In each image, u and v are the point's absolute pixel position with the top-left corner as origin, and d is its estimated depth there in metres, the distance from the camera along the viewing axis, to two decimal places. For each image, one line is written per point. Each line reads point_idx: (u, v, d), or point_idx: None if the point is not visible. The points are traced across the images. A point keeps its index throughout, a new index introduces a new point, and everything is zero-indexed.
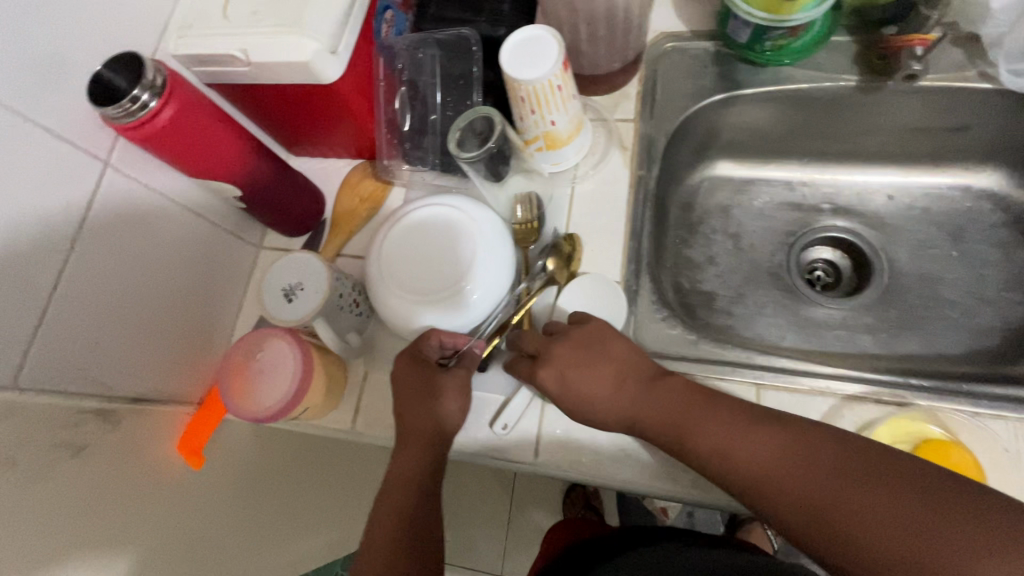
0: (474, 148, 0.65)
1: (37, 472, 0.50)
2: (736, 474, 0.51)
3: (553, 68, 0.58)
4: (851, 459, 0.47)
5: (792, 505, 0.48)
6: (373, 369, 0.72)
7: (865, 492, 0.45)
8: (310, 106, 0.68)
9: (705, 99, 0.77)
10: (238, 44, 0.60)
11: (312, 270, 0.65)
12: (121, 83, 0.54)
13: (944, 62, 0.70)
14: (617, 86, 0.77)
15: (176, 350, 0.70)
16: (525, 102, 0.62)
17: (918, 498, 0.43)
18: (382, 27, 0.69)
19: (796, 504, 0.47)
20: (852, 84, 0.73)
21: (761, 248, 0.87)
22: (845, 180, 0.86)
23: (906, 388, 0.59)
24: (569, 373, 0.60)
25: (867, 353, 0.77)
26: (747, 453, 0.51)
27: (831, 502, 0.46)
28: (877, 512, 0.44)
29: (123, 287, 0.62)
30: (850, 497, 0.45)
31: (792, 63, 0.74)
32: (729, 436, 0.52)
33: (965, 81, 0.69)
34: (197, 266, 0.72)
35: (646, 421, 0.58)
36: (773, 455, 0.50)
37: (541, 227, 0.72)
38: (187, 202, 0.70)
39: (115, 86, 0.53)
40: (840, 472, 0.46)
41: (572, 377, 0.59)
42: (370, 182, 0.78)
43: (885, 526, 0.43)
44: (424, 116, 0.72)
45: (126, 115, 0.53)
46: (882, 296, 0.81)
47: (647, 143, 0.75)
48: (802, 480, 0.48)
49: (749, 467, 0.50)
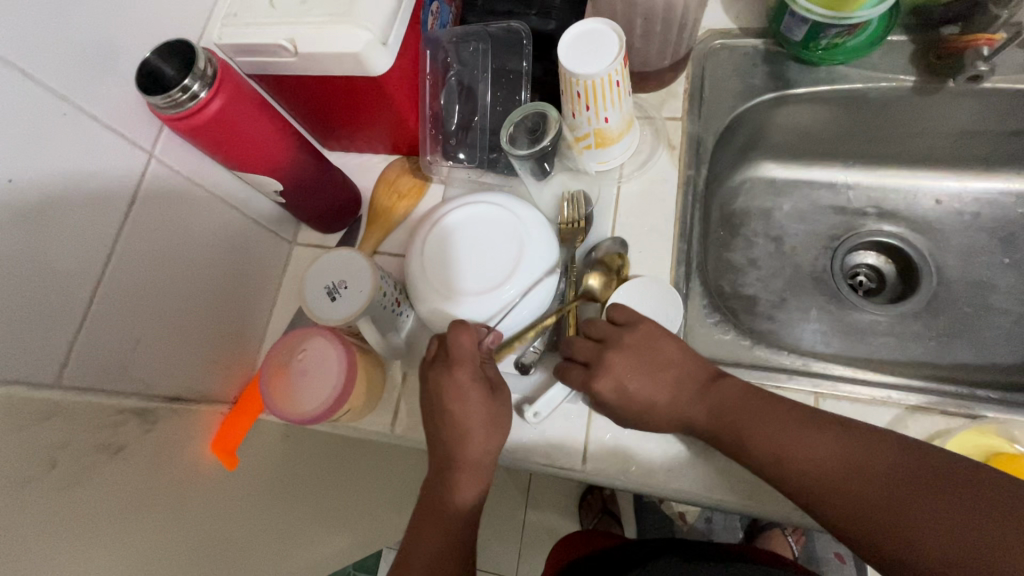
0: (526, 145, 0.64)
1: (78, 473, 0.49)
2: (790, 474, 0.52)
3: (613, 63, 0.56)
4: (917, 469, 0.47)
5: (848, 511, 0.48)
6: (412, 372, 0.70)
7: (929, 501, 0.45)
8: (355, 100, 0.66)
9: (755, 98, 0.75)
10: (286, 34, 0.58)
11: (356, 269, 0.63)
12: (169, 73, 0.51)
13: (1006, 63, 0.68)
14: (664, 84, 0.75)
15: (212, 348, 0.68)
16: (580, 98, 0.59)
17: (984, 509, 0.43)
18: (430, 20, 0.67)
19: (857, 511, 0.48)
20: (908, 85, 0.71)
21: (804, 252, 0.85)
22: (892, 183, 0.84)
23: (971, 399, 0.58)
24: (629, 381, 0.59)
25: (916, 361, 0.75)
26: (808, 459, 0.51)
27: (894, 511, 0.46)
28: (945, 521, 0.44)
29: (163, 283, 0.60)
30: (915, 507, 0.46)
31: (845, 62, 0.73)
32: (789, 441, 0.53)
33: None
34: (234, 262, 0.70)
35: (701, 424, 0.58)
36: (835, 462, 0.50)
37: (587, 227, 0.70)
38: (225, 195, 0.68)
39: (163, 76, 0.51)
40: (898, 479, 0.47)
41: (627, 379, 0.59)
42: (409, 179, 0.75)
43: (951, 535, 0.43)
44: (471, 112, 0.72)
45: (174, 106, 0.51)
46: (930, 303, 0.79)
47: (695, 143, 0.73)
48: (864, 486, 0.48)
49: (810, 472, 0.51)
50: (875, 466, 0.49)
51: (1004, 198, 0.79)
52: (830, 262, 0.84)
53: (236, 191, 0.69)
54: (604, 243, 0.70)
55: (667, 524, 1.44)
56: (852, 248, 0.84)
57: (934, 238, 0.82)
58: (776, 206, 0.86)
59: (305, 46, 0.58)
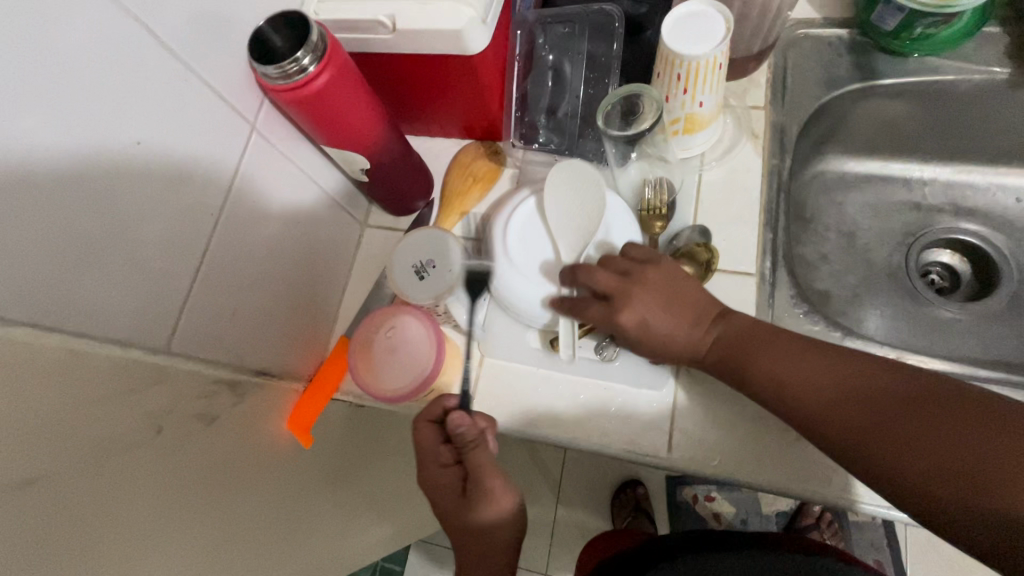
0: (620, 127, 0.64)
1: (181, 441, 0.49)
2: (794, 403, 0.52)
3: (720, 44, 0.56)
4: (912, 392, 0.47)
5: (844, 436, 0.49)
6: (487, 355, 0.69)
7: (922, 424, 0.45)
8: (443, 81, 0.66)
9: (839, 89, 0.75)
10: (386, 10, 0.58)
11: (445, 249, 0.63)
12: (278, 42, 0.53)
13: None
14: (747, 73, 0.74)
15: (291, 324, 0.68)
16: (680, 80, 0.59)
17: (979, 432, 0.43)
18: (519, 1, 0.68)
19: (847, 431, 0.48)
20: (1002, 77, 0.70)
21: (877, 248, 0.83)
22: (971, 181, 0.82)
23: None
24: (651, 314, 0.57)
25: (998, 362, 0.73)
26: (808, 385, 0.51)
27: (885, 431, 0.46)
28: (934, 441, 0.44)
29: (254, 256, 0.60)
30: (906, 427, 0.46)
31: (934, 53, 0.71)
32: (791, 369, 0.53)
33: None
34: (313, 240, 0.70)
35: (709, 353, 0.57)
36: (832, 385, 0.50)
37: (670, 215, 0.69)
38: (310, 172, 0.68)
39: (273, 45, 0.53)
40: (901, 407, 0.46)
41: (648, 313, 0.57)
42: (485, 163, 0.75)
43: (939, 452, 0.44)
44: (559, 96, 0.72)
45: (283, 77, 0.52)
46: (1012, 303, 0.77)
47: (779, 132, 0.72)
48: (857, 409, 0.48)
49: (809, 397, 0.51)
50: (880, 393, 0.48)
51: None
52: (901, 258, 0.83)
53: (319, 169, 0.69)
54: (685, 232, 0.69)
55: (703, 526, 1.43)
56: (923, 245, 0.83)
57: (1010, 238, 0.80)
58: (849, 200, 0.84)
59: (407, 21, 0.58)
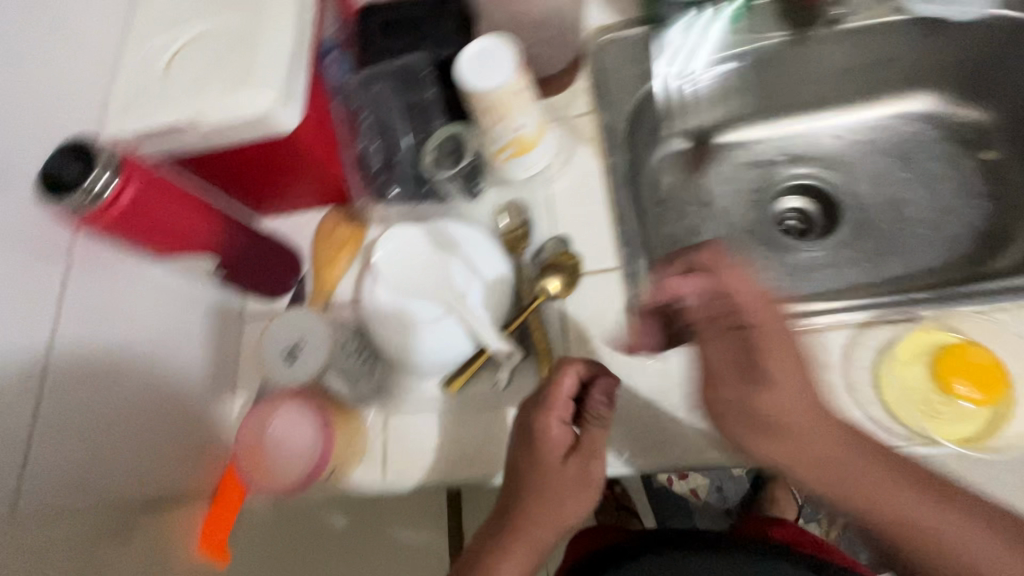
0: (451, 166, 0.72)
1: None
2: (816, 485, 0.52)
3: (513, 74, 0.60)
4: (926, 490, 0.51)
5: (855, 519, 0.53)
6: (392, 414, 0.68)
7: (940, 512, 0.51)
8: (274, 162, 0.66)
9: (652, 80, 0.80)
10: (188, 111, 0.58)
11: (309, 326, 0.62)
12: (66, 171, 0.49)
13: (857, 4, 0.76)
14: (567, 85, 0.79)
15: (179, 446, 0.65)
16: (489, 113, 0.63)
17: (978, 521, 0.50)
18: (330, 71, 0.69)
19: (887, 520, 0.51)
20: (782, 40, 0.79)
21: (734, 210, 0.89)
22: (792, 131, 0.90)
23: (910, 304, 0.61)
24: (766, 443, 0.51)
25: (858, 284, 0.80)
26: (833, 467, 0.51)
27: (917, 522, 0.51)
28: (952, 533, 0.50)
29: (108, 390, 0.57)
30: (932, 524, 0.50)
31: (722, 31, 0.79)
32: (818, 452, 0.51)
33: (879, 17, 0.76)
34: (186, 351, 0.68)
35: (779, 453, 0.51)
36: (869, 472, 0.51)
37: (529, 232, 0.72)
38: (162, 285, 0.65)
39: (61, 174, 0.49)
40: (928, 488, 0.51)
41: (755, 442, 0.51)
42: (345, 228, 0.73)
43: (955, 548, 0.50)
44: (392, 146, 0.75)
45: (87, 200, 0.50)
46: (857, 229, 0.84)
47: (609, 131, 0.77)
48: (881, 512, 0.52)
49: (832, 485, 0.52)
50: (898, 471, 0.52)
51: (890, 120, 0.86)
52: (759, 213, 0.88)
53: (171, 277, 0.67)
54: (549, 244, 0.71)
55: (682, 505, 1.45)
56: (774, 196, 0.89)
57: (843, 170, 0.88)
58: (699, 173, 0.90)
59: (212, 118, 0.58)
